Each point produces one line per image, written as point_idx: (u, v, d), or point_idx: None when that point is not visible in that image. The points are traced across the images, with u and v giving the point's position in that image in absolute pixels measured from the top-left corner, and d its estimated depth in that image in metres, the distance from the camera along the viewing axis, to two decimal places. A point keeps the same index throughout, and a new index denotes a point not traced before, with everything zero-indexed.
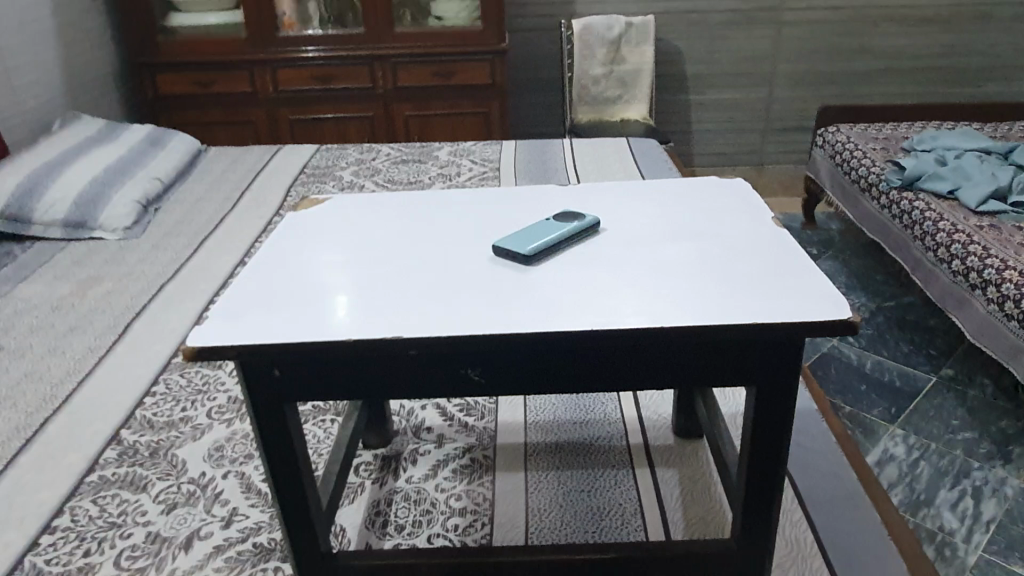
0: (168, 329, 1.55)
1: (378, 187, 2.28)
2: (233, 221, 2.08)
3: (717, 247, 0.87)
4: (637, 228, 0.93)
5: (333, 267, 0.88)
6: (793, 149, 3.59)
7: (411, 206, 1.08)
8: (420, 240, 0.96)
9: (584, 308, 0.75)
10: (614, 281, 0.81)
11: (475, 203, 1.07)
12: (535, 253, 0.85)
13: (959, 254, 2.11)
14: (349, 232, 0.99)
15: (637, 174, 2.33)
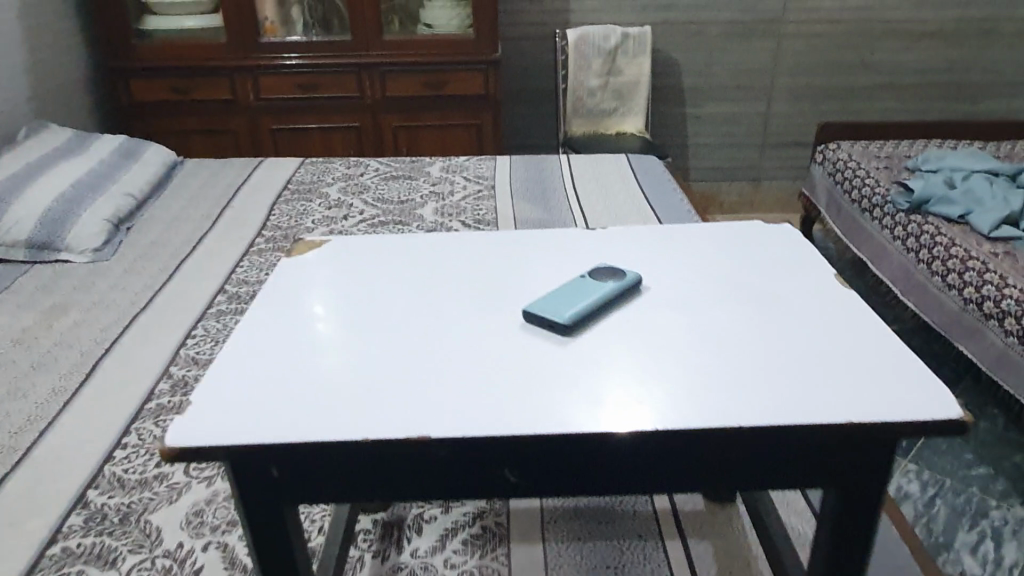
0: (141, 367, 1.41)
1: (367, 207, 2.15)
2: (212, 242, 1.94)
3: (777, 314, 0.78)
4: (682, 289, 0.84)
5: (326, 338, 0.79)
6: (791, 165, 3.51)
7: (412, 256, 0.98)
8: (422, 301, 0.86)
9: (610, 404, 0.65)
10: (647, 358, 0.72)
11: (483, 253, 0.98)
12: (574, 322, 0.76)
13: (972, 281, 2.02)
14: (344, 290, 0.89)
15: (638, 192, 2.21)
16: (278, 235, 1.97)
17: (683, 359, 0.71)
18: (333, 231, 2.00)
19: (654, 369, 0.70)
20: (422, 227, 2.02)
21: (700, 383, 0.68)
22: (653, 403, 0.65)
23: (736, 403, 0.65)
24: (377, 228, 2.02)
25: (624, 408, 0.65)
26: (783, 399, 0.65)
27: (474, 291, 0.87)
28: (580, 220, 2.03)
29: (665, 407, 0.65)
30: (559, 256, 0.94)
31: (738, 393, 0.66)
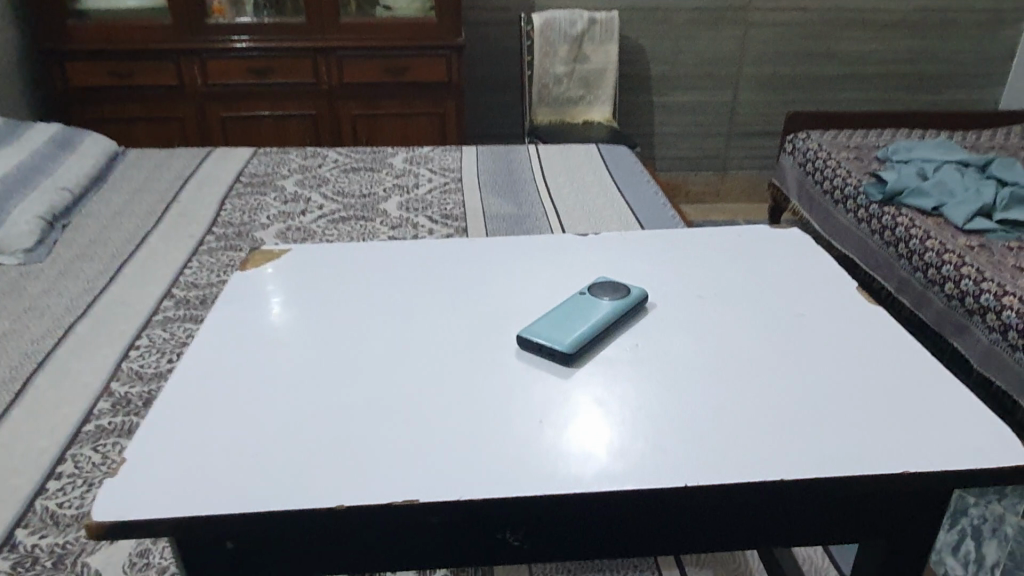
0: (76, 385, 1.27)
1: (327, 201, 2.03)
2: (157, 241, 1.79)
3: (793, 350, 0.78)
4: (693, 321, 0.83)
5: (284, 369, 0.75)
6: (757, 154, 3.47)
7: (371, 272, 0.95)
8: (386, 326, 0.83)
9: (592, 446, 0.64)
10: (626, 394, 0.70)
11: (448, 272, 0.95)
12: (576, 349, 0.74)
13: (953, 277, 1.99)
14: (300, 313, 0.86)
15: (611, 184, 2.12)
16: (231, 233, 1.84)
17: (658, 395, 0.70)
18: (291, 228, 1.87)
19: (631, 406, 0.69)
20: (386, 224, 1.90)
21: (676, 422, 0.66)
22: (634, 444, 0.64)
23: (716, 446, 0.64)
24: (338, 224, 1.90)
25: (603, 449, 0.63)
26: (764, 442, 0.64)
27: (442, 316, 0.84)
28: (553, 215, 1.93)
29: (645, 450, 0.63)
30: (530, 281, 0.92)
31: (717, 434, 0.65)
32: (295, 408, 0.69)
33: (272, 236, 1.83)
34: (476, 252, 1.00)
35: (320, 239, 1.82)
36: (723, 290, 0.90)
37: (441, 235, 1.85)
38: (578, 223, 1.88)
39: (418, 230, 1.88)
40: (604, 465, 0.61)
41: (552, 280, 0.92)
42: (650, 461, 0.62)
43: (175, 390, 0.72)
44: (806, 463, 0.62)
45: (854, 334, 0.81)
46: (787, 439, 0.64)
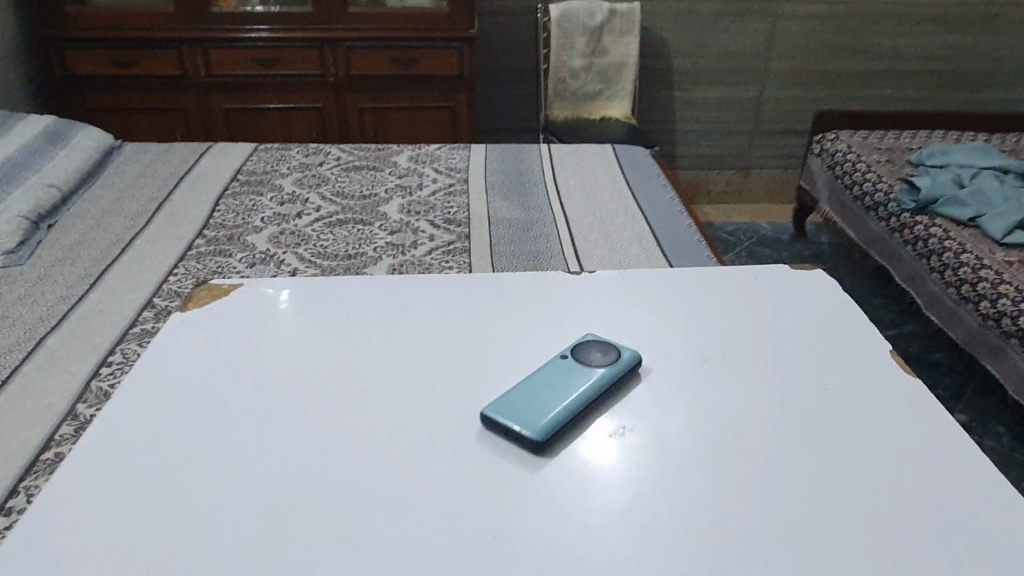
0: (39, 407, 1.19)
1: (325, 203, 1.92)
2: (144, 244, 1.70)
3: (800, 417, 0.74)
4: (696, 380, 0.79)
5: (252, 430, 0.74)
6: (783, 153, 3.31)
7: (346, 323, 0.91)
8: (362, 386, 0.80)
9: (551, 541, 0.61)
10: (600, 475, 0.67)
11: (425, 325, 0.91)
12: (547, 437, 0.70)
13: (988, 295, 1.82)
14: (279, 362, 0.84)
15: (625, 187, 2.00)
16: (222, 237, 1.75)
17: (631, 475, 0.67)
18: (285, 232, 1.77)
19: (602, 491, 0.66)
20: (385, 228, 1.79)
21: (642, 507, 0.64)
22: (595, 537, 0.61)
23: (676, 538, 0.61)
24: (334, 228, 1.79)
25: (562, 543, 0.61)
26: (731, 537, 0.61)
27: (421, 375, 0.81)
28: (561, 221, 1.81)
29: (604, 543, 0.61)
30: (527, 334, 0.88)
31: (684, 525, 0.62)
32: (256, 480, 0.68)
33: (264, 240, 1.73)
34: (473, 295, 0.97)
35: (314, 244, 1.72)
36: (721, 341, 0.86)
37: (442, 241, 1.73)
38: (587, 230, 1.75)
39: (418, 235, 1.76)
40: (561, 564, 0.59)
41: (545, 331, 0.88)
42: (605, 554, 0.60)
43: (143, 448, 0.72)
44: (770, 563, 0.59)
45: (872, 396, 0.76)
46: (756, 532, 0.61)
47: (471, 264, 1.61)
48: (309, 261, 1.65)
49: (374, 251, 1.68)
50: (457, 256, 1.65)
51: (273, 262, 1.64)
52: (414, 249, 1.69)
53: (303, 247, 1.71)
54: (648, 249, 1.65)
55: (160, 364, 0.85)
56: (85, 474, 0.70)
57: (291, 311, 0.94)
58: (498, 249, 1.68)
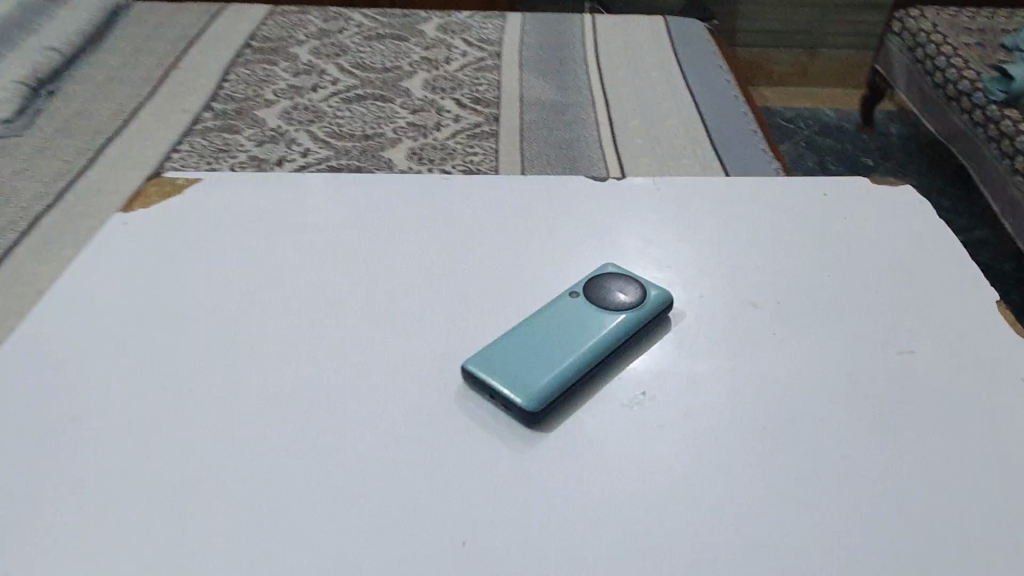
0: (25, 289, 1.13)
1: (342, 75, 1.75)
2: (149, 115, 1.57)
3: (861, 371, 0.59)
4: (737, 316, 0.64)
5: (230, 333, 0.64)
6: (855, 31, 2.98)
7: (317, 225, 0.76)
8: (362, 293, 0.68)
9: (569, 502, 0.50)
10: (606, 444, 0.54)
11: (410, 231, 0.75)
12: (542, 405, 0.55)
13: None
14: (271, 255, 0.73)
15: (673, 67, 1.78)
16: (230, 109, 1.59)
17: (678, 426, 0.55)
18: (298, 107, 1.61)
19: (643, 444, 0.54)
20: (407, 106, 1.62)
21: (689, 468, 0.52)
22: (622, 503, 0.50)
23: (723, 511, 0.50)
24: (351, 103, 1.62)
25: (581, 508, 0.50)
26: (794, 519, 0.49)
27: (429, 282, 0.69)
28: (601, 105, 1.61)
29: (632, 509, 0.50)
30: (557, 236, 0.74)
31: (736, 495, 0.51)
32: (221, 393, 0.59)
33: (275, 116, 1.57)
34: (498, 184, 0.82)
35: (328, 121, 1.55)
36: (799, 258, 0.70)
37: (468, 123, 1.55)
38: (629, 116, 1.56)
39: (442, 115, 1.58)
40: (576, 535, 0.48)
41: (580, 232, 0.74)
42: (628, 525, 0.49)
43: (108, 345, 0.63)
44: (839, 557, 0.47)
45: (954, 347, 0.61)
46: (828, 511, 0.50)
47: (498, 149, 1.46)
48: (323, 139, 1.49)
49: (394, 132, 1.52)
50: (484, 141, 1.49)
51: (283, 138, 1.49)
52: (436, 131, 1.52)
53: (318, 123, 1.55)
54: (696, 141, 1.46)
55: (139, 247, 0.74)
56: (36, 372, 0.61)
57: (280, 194, 0.81)
58: (529, 134, 1.51)
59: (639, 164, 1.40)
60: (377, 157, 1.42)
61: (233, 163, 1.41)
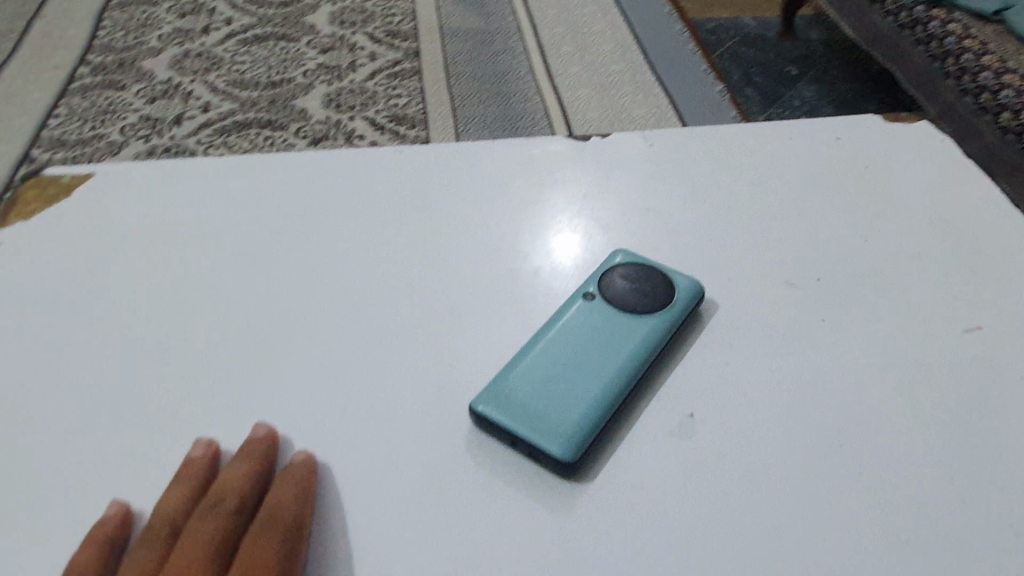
0: None
1: (235, 12, 1.45)
2: (13, 72, 1.33)
3: (1007, 320, 0.42)
4: (821, 257, 0.45)
5: (119, 314, 0.46)
6: None
7: (206, 184, 0.54)
8: (293, 245, 0.50)
9: (631, 512, 0.35)
10: (681, 480, 0.36)
11: (338, 186, 0.53)
12: (584, 447, 0.36)
13: (967, 68, 1.28)
14: (161, 195, 0.53)
15: None
16: (111, 61, 1.34)
17: (760, 384, 0.39)
18: (189, 53, 1.35)
19: (715, 415, 0.38)
20: (314, 43, 1.37)
21: (780, 445, 0.37)
22: (704, 504, 0.35)
23: (844, 501, 0.35)
24: (249, 45, 1.37)
25: (651, 520, 0.35)
26: (938, 501, 0.35)
27: (377, 220, 0.51)
28: (529, 31, 1.39)
29: (721, 516, 0.35)
30: (534, 147, 0.55)
31: (856, 476, 0.36)
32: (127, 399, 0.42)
33: (164, 66, 1.33)
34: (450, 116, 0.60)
35: (227, 68, 1.32)
36: (858, 131, 0.54)
37: (385, 61, 1.33)
38: (559, 40, 1.35)
39: (354, 52, 1.35)
40: (652, 559, 0.34)
41: (565, 138, 0.55)
42: (719, 538, 0.34)
43: None
44: (1006, 554, 0.34)
45: None
46: (977, 488, 0.36)
47: (425, 89, 1.27)
48: (223, 91, 1.27)
49: (304, 75, 1.30)
50: (407, 80, 1.29)
51: (177, 92, 1.27)
52: (352, 72, 1.31)
53: (217, 71, 1.31)
54: (635, 62, 1.27)
55: None
56: None
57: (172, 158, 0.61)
58: (455, 70, 1.32)
59: (579, 95, 1.23)
60: (290, 109, 1.24)
61: (122, 128, 1.21)
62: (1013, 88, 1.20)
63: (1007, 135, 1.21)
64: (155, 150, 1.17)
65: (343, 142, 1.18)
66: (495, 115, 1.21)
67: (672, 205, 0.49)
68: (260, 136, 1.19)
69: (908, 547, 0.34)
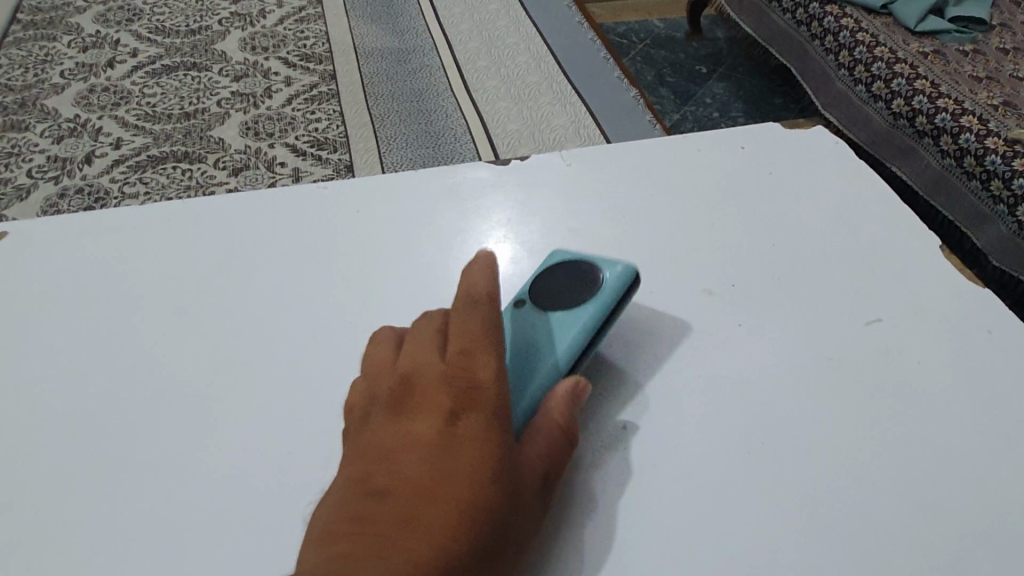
0: None
1: (141, 43, 1.41)
2: None
3: (902, 308, 0.46)
4: (734, 265, 0.48)
5: (51, 375, 0.45)
6: None
7: (129, 234, 0.53)
8: (224, 289, 0.50)
9: (574, 520, 0.37)
10: (626, 482, 0.38)
11: (262, 227, 0.53)
12: None
13: (861, 60, 1.35)
14: (83, 245, 0.52)
15: None
16: (10, 101, 1.28)
17: (682, 389, 0.42)
18: (95, 88, 1.31)
19: (647, 424, 0.41)
20: (226, 71, 1.35)
21: (708, 440, 0.40)
22: (645, 502, 0.38)
23: (767, 489, 0.38)
24: (158, 77, 1.33)
25: (596, 526, 0.37)
26: (852, 481, 0.38)
27: (308, 254, 0.51)
28: (444, 47, 1.40)
29: (660, 512, 0.37)
30: (458, 173, 0.56)
31: (778, 463, 0.39)
32: (75, 461, 0.42)
33: (68, 103, 1.28)
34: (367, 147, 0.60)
35: (137, 101, 1.28)
36: (759, 138, 0.57)
37: (301, 85, 1.32)
38: (475, 55, 1.36)
39: (269, 78, 1.33)
40: (599, 561, 0.36)
41: (486, 163, 0.56)
42: (660, 537, 0.36)
43: None
44: (914, 522, 0.37)
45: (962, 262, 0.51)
46: (886, 463, 0.39)
47: (343, 111, 1.26)
48: (134, 125, 1.24)
49: (218, 104, 1.28)
50: (326, 103, 1.28)
51: (85, 129, 1.23)
52: (267, 98, 1.29)
53: (126, 106, 1.27)
54: (549, 73, 1.30)
55: None
56: None
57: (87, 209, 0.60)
58: (373, 90, 1.31)
59: (498, 109, 1.24)
60: (206, 139, 1.21)
61: (29, 170, 1.16)
62: (904, 77, 1.27)
63: (901, 121, 1.28)
64: (66, 191, 1.13)
65: (265, 171, 1.17)
66: (417, 133, 1.21)
67: (593, 224, 0.51)
68: (178, 170, 1.16)
69: (824, 523, 0.37)
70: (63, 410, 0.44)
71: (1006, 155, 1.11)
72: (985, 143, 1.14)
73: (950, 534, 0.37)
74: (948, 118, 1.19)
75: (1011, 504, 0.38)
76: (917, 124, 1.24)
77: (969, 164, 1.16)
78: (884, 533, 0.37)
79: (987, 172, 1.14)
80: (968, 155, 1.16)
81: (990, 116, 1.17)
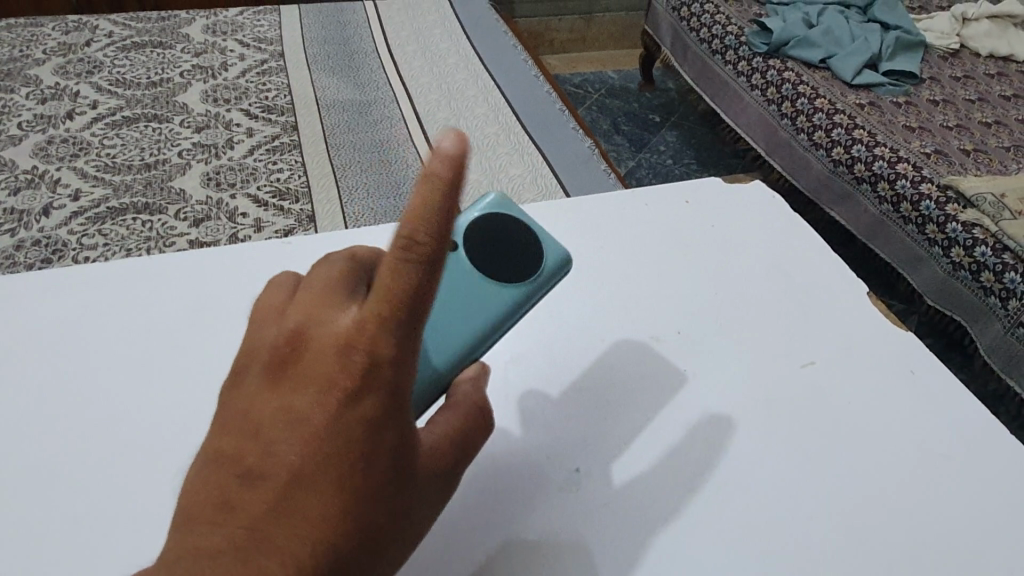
0: None
1: (101, 95, 1.42)
2: None
3: (836, 349, 0.49)
4: (681, 313, 0.51)
5: (18, 430, 0.46)
6: None
7: (94, 287, 0.54)
8: (196, 340, 0.51)
9: (539, 557, 0.39)
10: (590, 520, 0.41)
11: (227, 283, 0.55)
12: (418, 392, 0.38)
13: (802, 110, 1.42)
14: (50, 301, 0.53)
15: (459, 33, 1.63)
16: None
17: (635, 430, 0.45)
18: (53, 139, 1.31)
19: (603, 467, 0.43)
20: (188, 123, 1.36)
21: (658, 476, 0.42)
22: (605, 539, 0.40)
23: (717, 525, 0.40)
24: (119, 128, 1.34)
25: (560, 563, 0.39)
26: (795, 512, 0.41)
27: None
28: (404, 98, 1.44)
29: (616, 545, 0.40)
30: None
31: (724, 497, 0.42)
32: (44, 516, 0.42)
33: (26, 154, 1.28)
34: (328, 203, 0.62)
35: (96, 153, 1.28)
36: (701, 193, 0.61)
37: (263, 136, 1.34)
38: (435, 107, 1.40)
39: (230, 130, 1.35)
40: None
41: None
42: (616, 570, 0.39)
43: None
44: (848, 546, 0.40)
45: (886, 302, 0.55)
46: (823, 496, 0.42)
47: (306, 161, 1.28)
48: (94, 176, 1.24)
49: (180, 155, 1.29)
50: (287, 154, 1.30)
51: (43, 180, 1.22)
52: (229, 149, 1.31)
53: (85, 157, 1.28)
54: (505, 124, 1.34)
55: None
56: None
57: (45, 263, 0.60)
58: (334, 140, 1.34)
59: None
60: (166, 190, 1.22)
61: None
62: (844, 127, 1.34)
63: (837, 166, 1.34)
64: (23, 243, 1.12)
65: (226, 222, 1.17)
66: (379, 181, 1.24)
67: None
68: (137, 221, 1.16)
69: (765, 551, 0.40)
70: (30, 464, 0.45)
71: (940, 200, 1.18)
72: (919, 188, 1.21)
73: (884, 561, 0.40)
74: (885, 166, 1.26)
75: (935, 529, 0.41)
76: (855, 171, 1.31)
77: (904, 209, 1.23)
78: (822, 560, 0.39)
79: (922, 216, 1.20)
80: (904, 200, 1.23)
81: (921, 164, 1.24)
